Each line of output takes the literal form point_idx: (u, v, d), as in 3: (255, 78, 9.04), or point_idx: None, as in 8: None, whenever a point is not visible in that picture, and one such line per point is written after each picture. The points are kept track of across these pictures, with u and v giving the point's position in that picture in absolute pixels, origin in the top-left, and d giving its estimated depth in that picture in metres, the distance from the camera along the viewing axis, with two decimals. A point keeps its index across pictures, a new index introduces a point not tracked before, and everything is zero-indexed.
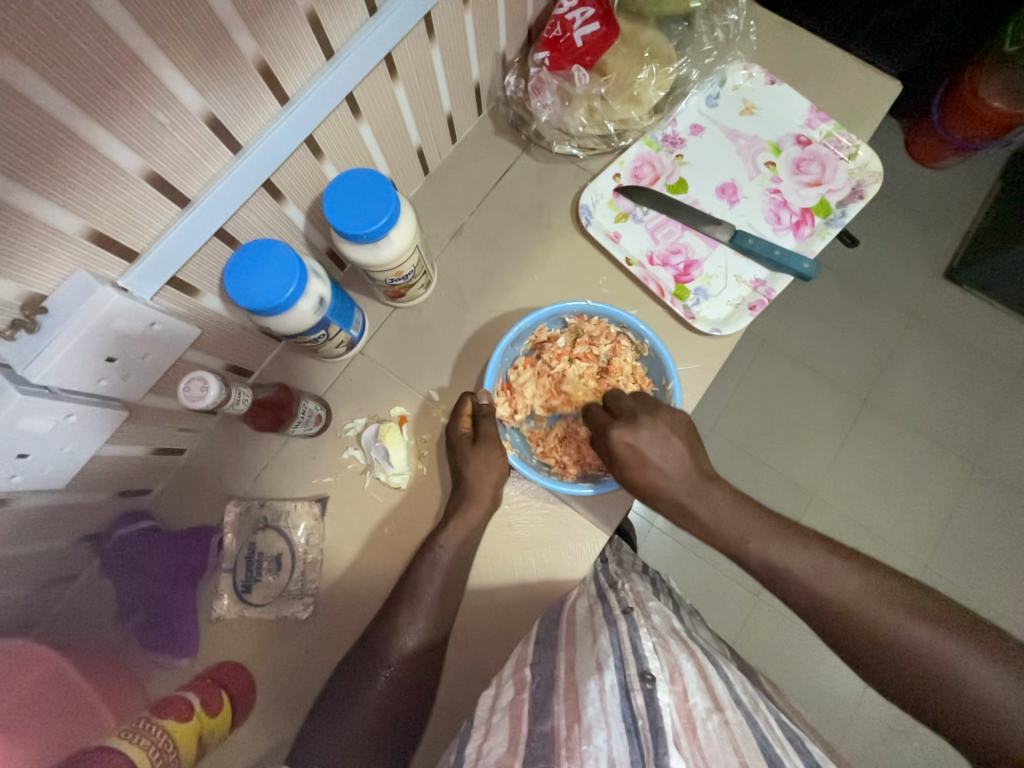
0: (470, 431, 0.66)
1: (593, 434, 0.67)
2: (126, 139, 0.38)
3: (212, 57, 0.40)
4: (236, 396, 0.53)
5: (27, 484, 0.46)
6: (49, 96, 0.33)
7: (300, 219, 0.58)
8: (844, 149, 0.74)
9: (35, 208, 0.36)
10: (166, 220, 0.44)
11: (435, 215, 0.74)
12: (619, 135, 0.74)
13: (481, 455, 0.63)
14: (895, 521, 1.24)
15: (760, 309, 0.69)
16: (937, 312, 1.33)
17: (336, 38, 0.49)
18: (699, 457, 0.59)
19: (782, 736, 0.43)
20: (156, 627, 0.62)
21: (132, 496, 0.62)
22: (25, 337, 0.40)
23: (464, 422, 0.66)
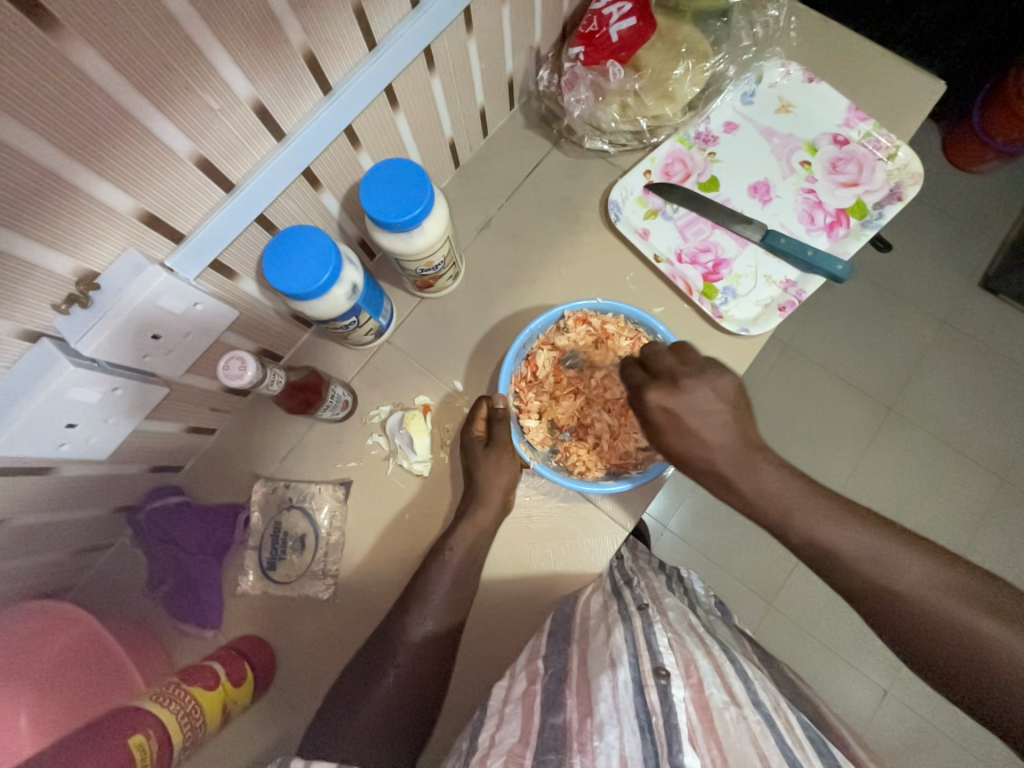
0: (483, 433, 0.67)
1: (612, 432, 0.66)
2: (179, 123, 0.40)
3: (263, 46, 0.41)
4: (269, 377, 0.54)
5: (72, 454, 0.48)
6: (111, 79, 0.34)
7: (335, 207, 0.60)
8: (883, 149, 0.72)
9: (90, 185, 0.38)
10: (211, 203, 0.46)
11: (465, 207, 0.75)
12: (652, 132, 0.74)
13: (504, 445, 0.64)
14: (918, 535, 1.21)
15: (790, 310, 0.68)
16: (971, 322, 1.28)
17: (378, 29, 0.49)
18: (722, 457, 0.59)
19: (804, 736, 0.43)
20: (183, 598, 0.64)
21: (165, 473, 0.64)
22: (78, 312, 0.41)
23: (479, 422, 0.67)
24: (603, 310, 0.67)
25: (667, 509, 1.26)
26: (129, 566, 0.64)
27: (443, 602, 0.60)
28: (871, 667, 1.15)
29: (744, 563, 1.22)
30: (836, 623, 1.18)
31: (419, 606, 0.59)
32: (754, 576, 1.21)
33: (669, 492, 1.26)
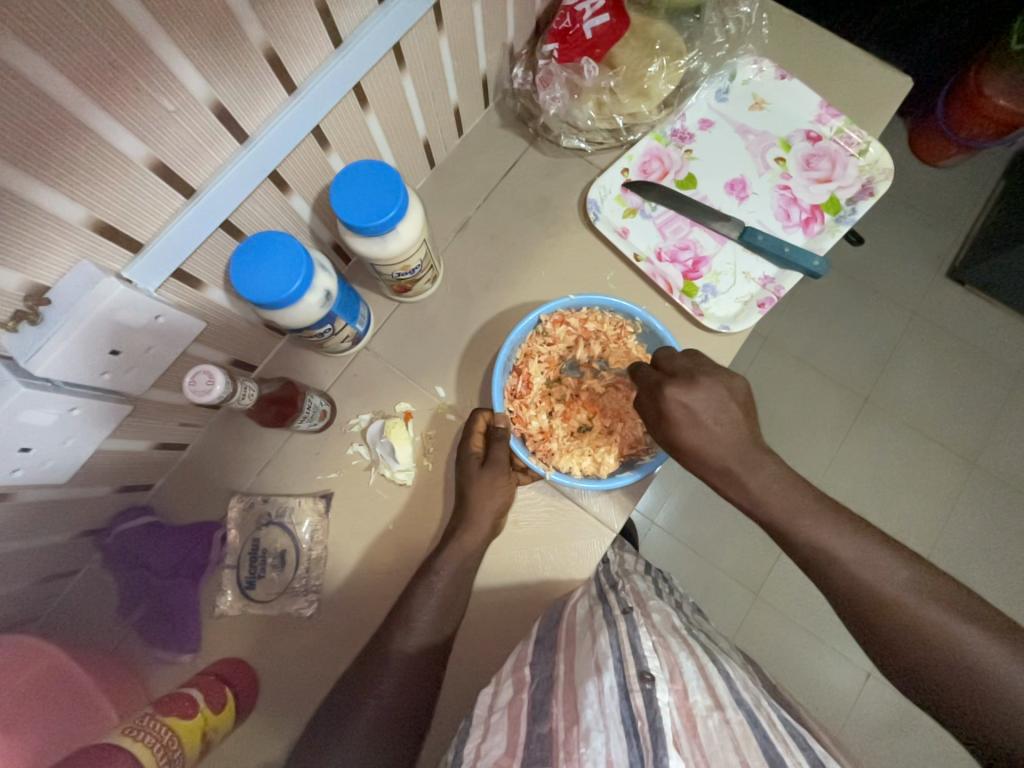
0: (482, 449, 0.64)
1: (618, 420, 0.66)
2: (131, 126, 0.37)
3: (220, 45, 0.39)
4: (241, 391, 0.51)
5: (28, 479, 0.45)
6: (54, 81, 0.32)
7: (305, 211, 0.58)
8: (854, 145, 0.73)
9: (34, 194, 0.35)
10: (171, 210, 0.43)
11: (441, 209, 0.73)
12: (628, 130, 0.73)
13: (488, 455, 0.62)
14: (895, 521, 1.24)
15: (770, 306, 0.69)
16: (939, 312, 1.32)
17: (344, 27, 0.48)
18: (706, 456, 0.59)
19: (784, 731, 0.44)
20: (158, 623, 0.62)
21: (134, 492, 0.61)
22: (27, 329, 0.39)
23: (477, 438, 0.64)
24: (577, 306, 0.65)
25: (653, 505, 1.26)
26: (96, 593, 0.61)
27: (432, 614, 0.58)
28: (854, 652, 1.18)
29: (729, 555, 1.23)
30: (819, 611, 1.20)
31: (406, 622, 0.58)
32: (739, 568, 1.23)
33: (655, 488, 1.27)
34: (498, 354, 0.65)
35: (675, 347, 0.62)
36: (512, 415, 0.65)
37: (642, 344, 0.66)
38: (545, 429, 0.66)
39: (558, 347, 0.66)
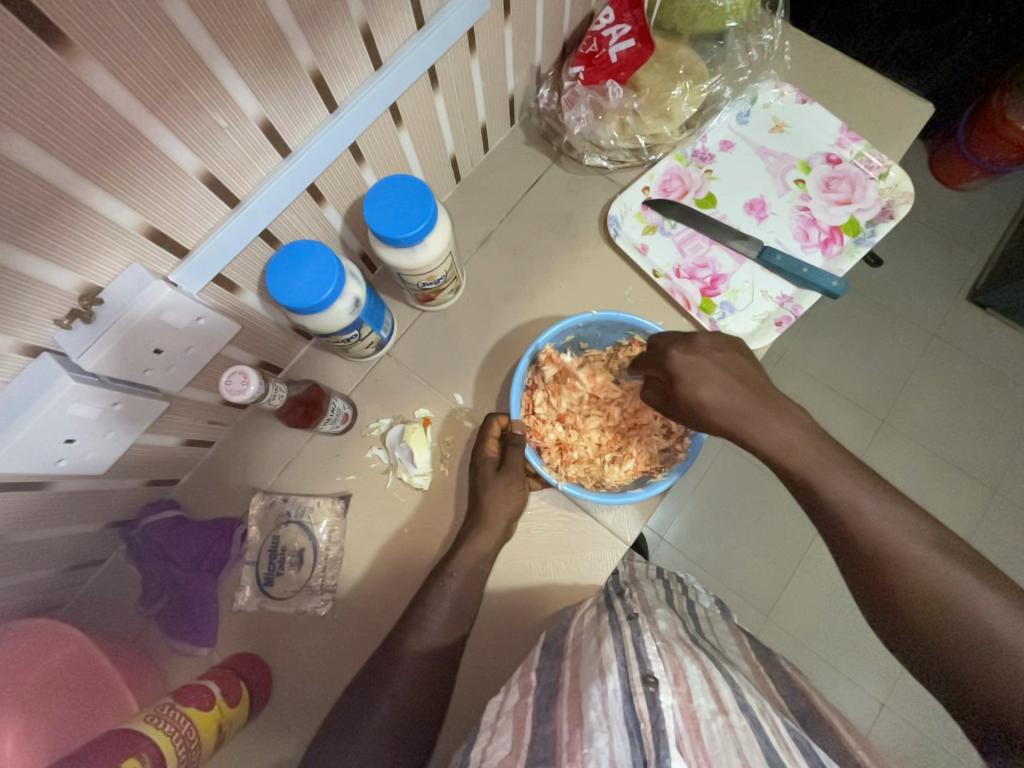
0: (495, 454, 0.65)
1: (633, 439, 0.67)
2: (186, 140, 0.40)
3: (271, 66, 0.42)
4: (271, 391, 0.54)
5: (69, 469, 0.47)
6: (119, 96, 0.34)
7: (338, 222, 0.60)
8: (875, 169, 0.74)
9: (93, 200, 0.37)
10: (216, 219, 0.46)
11: (466, 222, 0.76)
12: (650, 149, 0.75)
13: (504, 474, 0.63)
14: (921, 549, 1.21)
15: (787, 325, 0.69)
16: (961, 336, 1.31)
17: (384, 50, 0.50)
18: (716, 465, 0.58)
19: (789, 738, 0.44)
20: (178, 616, 0.63)
21: (161, 486, 0.63)
22: (81, 327, 0.41)
23: (491, 443, 0.65)
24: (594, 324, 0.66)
25: (664, 521, 1.26)
26: (121, 582, 0.63)
27: (445, 620, 0.59)
28: (867, 680, 1.16)
29: (740, 574, 1.22)
30: (833, 636, 1.18)
31: (418, 627, 0.58)
32: (751, 589, 1.21)
33: (666, 505, 1.27)
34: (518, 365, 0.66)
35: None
36: (528, 429, 0.66)
37: None
38: (561, 440, 0.67)
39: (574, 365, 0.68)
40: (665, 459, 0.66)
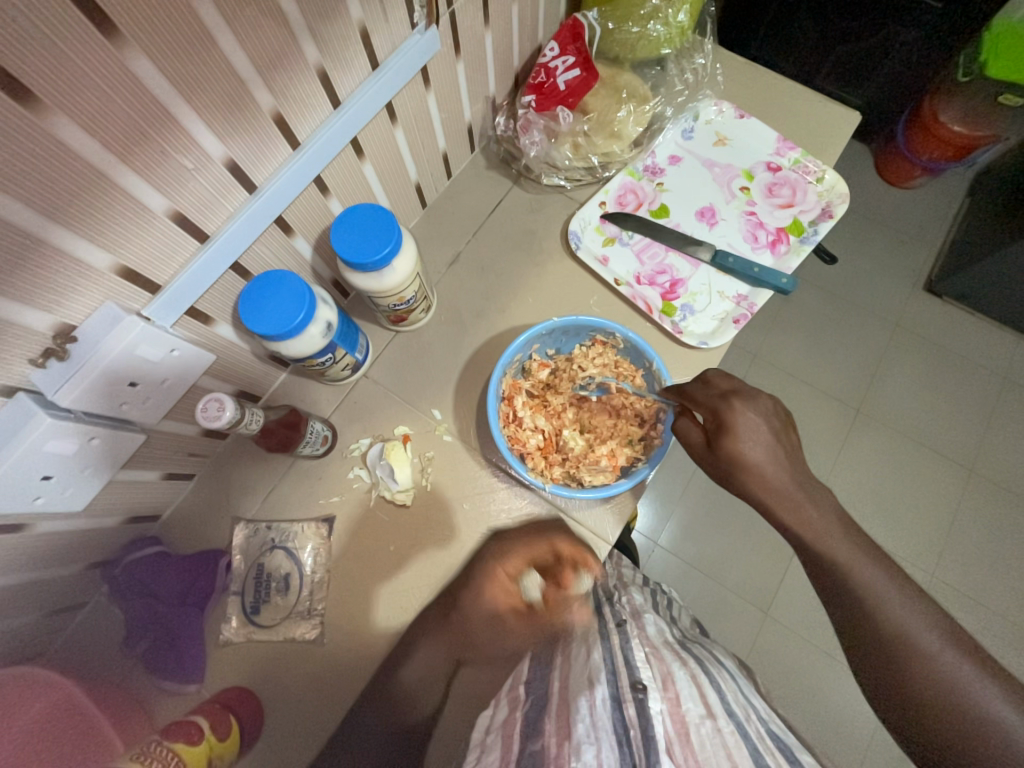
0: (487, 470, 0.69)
1: (611, 433, 0.69)
2: (155, 182, 0.42)
3: (233, 110, 0.44)
4: (248, 417, 0.55)
5: (49, 508, 0.48)
6: (88, 146, 0.37)
7: (308, 251, 0.62)
8: (812, 173, 0.80)
9: (67, 243, 0.39)
10: (187, 255, 0.48)
11: (434, 244, 0.79)
12: (604, 167, 0.80)
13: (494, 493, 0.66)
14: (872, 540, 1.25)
15: (744, 321, 0.73)
16: (920, 324, 1.38)
17: (342, 90, 0.54)
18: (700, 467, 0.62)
19: (772, 743, 0.44)
20: (164, 653, 0.62)
21: (143, 523, 0.63)
22: (54, 364, 0.42)
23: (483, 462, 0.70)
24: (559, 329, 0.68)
25: (654, 524, 1.27)
26: (102, 626, 0.61)
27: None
28: None
29: (732, 572, 1.23)
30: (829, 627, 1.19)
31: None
32: (744, 586, 1.22)
33: (654, 507, 1.28)
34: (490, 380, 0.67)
35: (654, 359, 0.66)
36: (509, 437, 0.67)
37: (625, 357, 0.70)
38: (543, 445, 0.68)
39: (542, 373, 0.71)
40: (644, 447, 0.68)
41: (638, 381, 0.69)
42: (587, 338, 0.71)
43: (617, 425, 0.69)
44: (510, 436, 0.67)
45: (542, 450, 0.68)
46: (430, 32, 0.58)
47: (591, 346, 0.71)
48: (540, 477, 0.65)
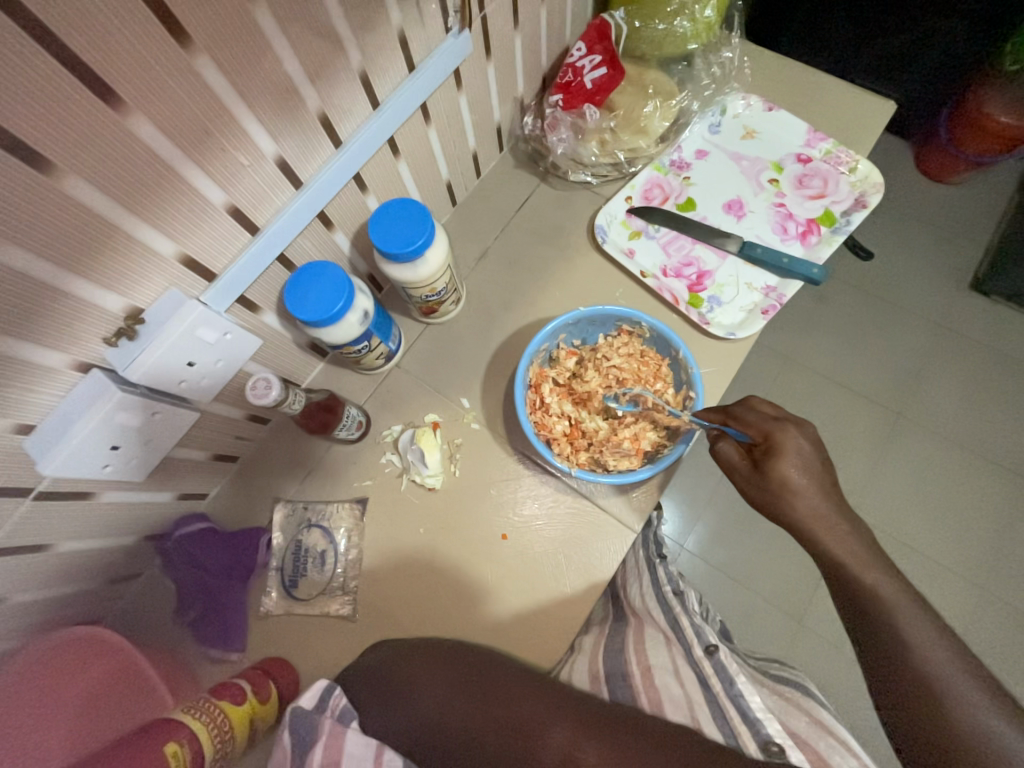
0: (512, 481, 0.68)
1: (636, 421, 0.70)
2: (215, 177, 0.46)
3: (284, 111, 0.48)
4: (292, 396, 0.58)
5: (115, 475, 0.52)
6: (160, 142, 0.41)
7: (346, 245, 0.66)
8: (844, 164, 0.79)
9: (139, 232, 0.43)
10: (240, 245, 0.52)
11: (464, 240, 0.82)
12: (630, 162, 0.81)
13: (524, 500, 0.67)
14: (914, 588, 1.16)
15: (773, 312, 0.72)
16: (965, 323, 1.32)
17: (381, 91, 0.57)
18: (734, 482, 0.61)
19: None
20: (210, 621, 0.66)
21: (192, 500, 0.68)
22: (126, 343, 0.47)
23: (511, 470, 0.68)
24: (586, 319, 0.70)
25: (681, 524, 1.26)
26: (157, 594, 0.66)
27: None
28: None
29: (763, 574, 1.20)
30: None
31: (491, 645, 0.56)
32: (776, 590, 1.19)
33: (682, 506, 1.27)
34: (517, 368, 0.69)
35: (680, 347, 0.66)
36: (535, 422, 0.68)
37: (651, 347, 0.70)
38: (568, 431, 0.70)
39: (569, 362, 0.72)
40: (668, 435, 0.68)
41: (664, 371, 0.70)
42: (613, 328, 0.72)
43: (641, 414, 0.70)
44: (535, 421, 0.69)
45: (566, 436, 0.69)
46: (464, 34, 0.61)
47: (616, 336, 0.72)
48: (565, 461, 0.66)
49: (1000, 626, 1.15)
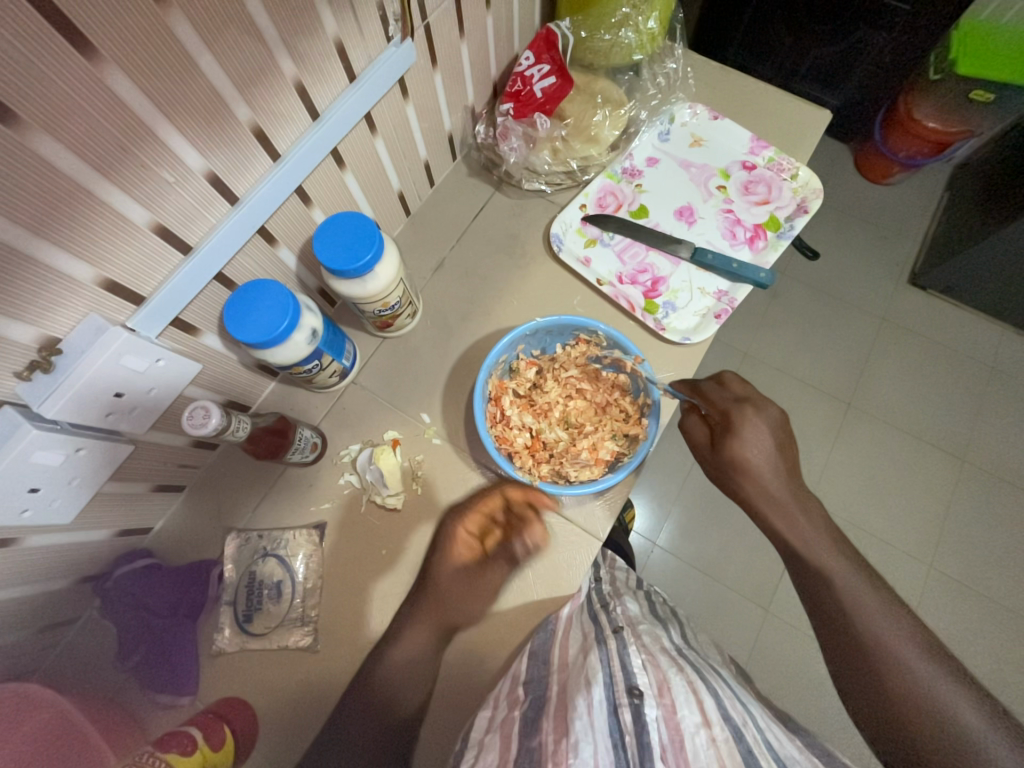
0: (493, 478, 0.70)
1: (598, 429, 0.70)
2: (137, 196, 0.43)
3: (213, 125, 0.46)
4: (234, 424, 0.55)
5: (35, 520, 0.48)
6: (71, 163, 0.38)
7: (292, 261, 0.63)
8: (786, 171, 0.82)
9: (51, 258, 0.40)
10: (171, 266, 0.49)
11: (419, 251, 0.80)
12: (583, 171, 0.81)
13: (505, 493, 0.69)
14: None
15: (725, 316, 0.74)
16: (904, 316, 1.40)
17: (320, 102, 0.55)
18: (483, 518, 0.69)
19: (766, 748, 0.45)
20: (157, 665, 0.61)
21: (133, 536, 0.64)
22: (40, 376, 0.43)
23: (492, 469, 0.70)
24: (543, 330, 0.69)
25: (650, 522, 1.27)
26: (97, 642, 0.60)
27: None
28: None
29: (729, 567, 1.24)
30: None
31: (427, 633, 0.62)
32: (742, 581, 1.23)
33: (650, 505, 1.29)
34: (476, 382, 0.68)
35: (636, 355, 0.66)
36: (497, 436, 0.67)
37: (609, 354, 0.70)
38: (530, 444, 0.69)
39: (528, 373, 0.72)
40: (629, 442, 0.68)
41: (622, 379, 0.71)
42: (571, 337, 0.72)
43: (602, 423, 0.70)
44: (497, 436, 0.67)
45: (529, 449, 0.68)
46: (406, 44, 0.60)
47: (574, 345, 0.72)
48: (528, 475, 0.65)
49: (947, 602, 1.22)
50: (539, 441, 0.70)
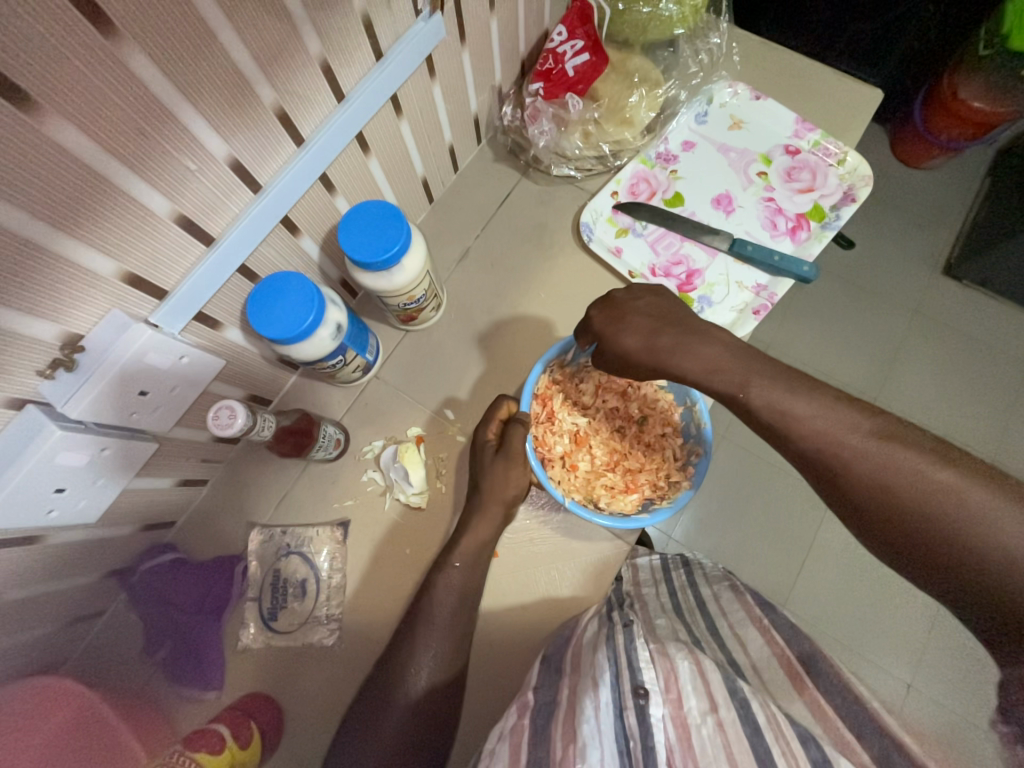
0: (495, 439, 0.65)
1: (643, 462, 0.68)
2: (157, 185, 0.41)
3: (235, 106, 0.43)
4: (260, 424, 0.55)
5: (62, 520, 0.47)
6: (87, 149, 0.35)
7: (315, 251, 0.61)
8: (833, 156, 0.77)
9: (70, 252, 0.38)
10: (193, 258, 0.47)
11: (442, 240, 0.77)
12: (615, 156, 0.77)
13: (500, 462, 0.62)
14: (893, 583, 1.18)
15: (765, 312, 0.71)
16: (939, 308, 1.34)
17: (346, 83, 0.52)
18: (484, 498, 0.64)
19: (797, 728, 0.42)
20: (183, 660, 0.62)
21: (157, 530, 0.63)
22: (63, 375, 0.41)
23: (491, 427, 0.65)
24: None
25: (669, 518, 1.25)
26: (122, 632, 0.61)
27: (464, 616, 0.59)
28: (889, 660, 1.14)
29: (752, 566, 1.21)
30: (848, 619, 1.17)
31: (438, 627, 0.58)
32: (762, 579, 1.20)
33: None
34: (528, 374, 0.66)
35: (697, 398, 0.65)
36: (538, 439, 0.67)
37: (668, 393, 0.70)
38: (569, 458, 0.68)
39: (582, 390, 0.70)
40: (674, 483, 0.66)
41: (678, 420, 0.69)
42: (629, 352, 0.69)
43: (649, 457, 0.68)
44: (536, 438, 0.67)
45: (567, 466, 0.67)
46: (435, 17, 0.56)
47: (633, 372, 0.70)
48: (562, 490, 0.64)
49: None
50: (579, 460, 0.68)
